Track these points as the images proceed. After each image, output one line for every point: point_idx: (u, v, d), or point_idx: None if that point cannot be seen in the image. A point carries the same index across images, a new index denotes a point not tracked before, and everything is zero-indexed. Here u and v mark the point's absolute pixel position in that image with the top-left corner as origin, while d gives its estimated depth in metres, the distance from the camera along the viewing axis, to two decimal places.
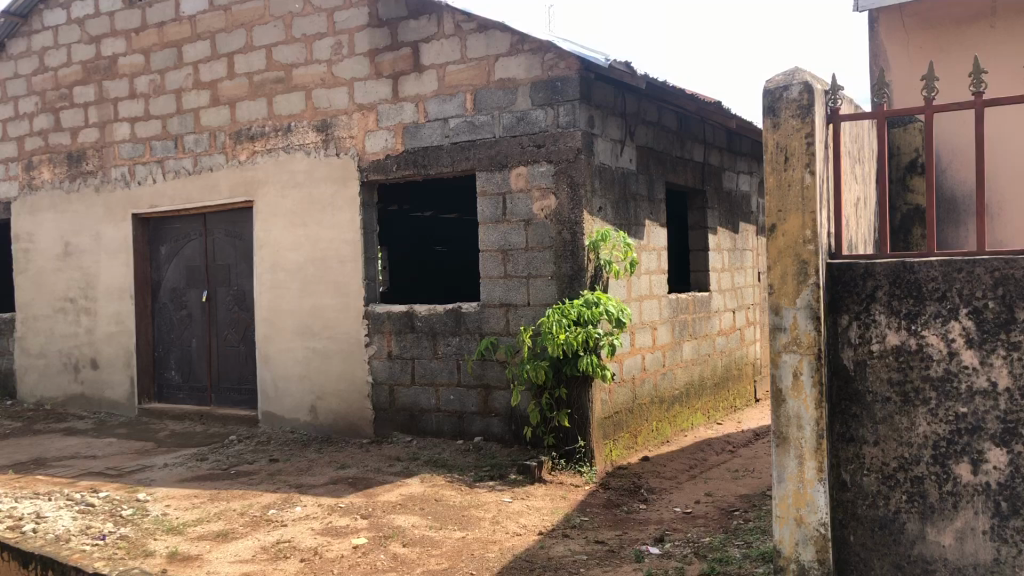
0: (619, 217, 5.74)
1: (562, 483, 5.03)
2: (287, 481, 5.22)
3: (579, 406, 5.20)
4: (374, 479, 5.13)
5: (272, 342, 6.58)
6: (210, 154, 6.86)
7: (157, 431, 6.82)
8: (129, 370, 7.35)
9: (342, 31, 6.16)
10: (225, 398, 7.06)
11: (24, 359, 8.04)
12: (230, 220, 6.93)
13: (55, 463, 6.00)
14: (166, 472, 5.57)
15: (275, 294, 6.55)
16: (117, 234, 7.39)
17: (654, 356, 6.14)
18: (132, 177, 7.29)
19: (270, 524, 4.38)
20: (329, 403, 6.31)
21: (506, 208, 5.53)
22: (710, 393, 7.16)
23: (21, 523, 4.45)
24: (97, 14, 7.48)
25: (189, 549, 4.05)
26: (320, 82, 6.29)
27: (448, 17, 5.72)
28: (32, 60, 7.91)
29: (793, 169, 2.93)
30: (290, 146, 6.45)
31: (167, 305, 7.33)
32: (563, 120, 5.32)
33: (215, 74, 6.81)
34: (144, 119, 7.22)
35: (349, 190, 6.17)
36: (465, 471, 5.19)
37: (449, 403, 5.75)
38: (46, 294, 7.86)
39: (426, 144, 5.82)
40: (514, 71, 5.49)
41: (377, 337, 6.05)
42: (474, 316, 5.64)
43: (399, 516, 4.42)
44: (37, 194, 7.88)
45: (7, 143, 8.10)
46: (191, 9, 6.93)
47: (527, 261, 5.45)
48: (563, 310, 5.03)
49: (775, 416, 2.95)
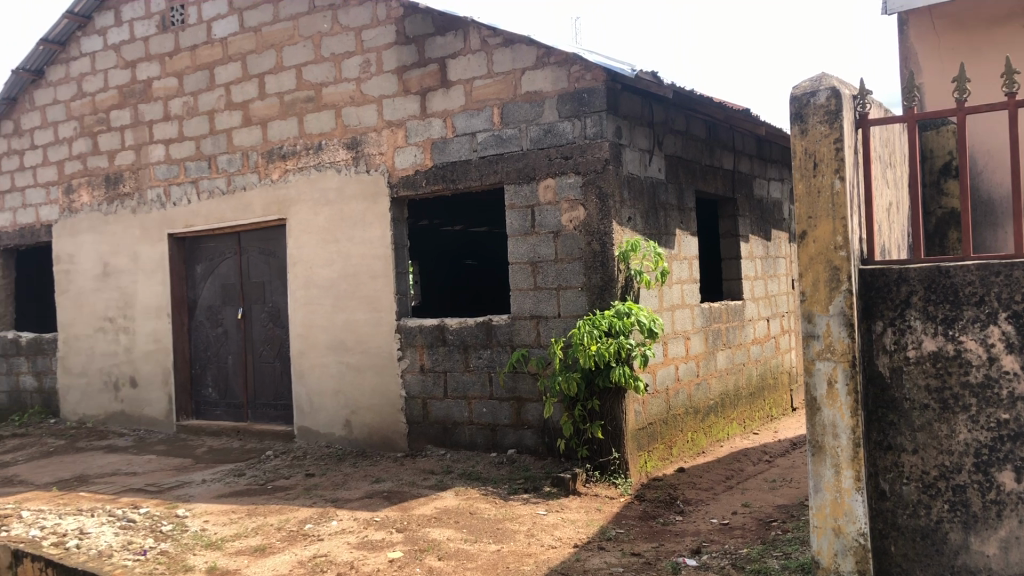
0: (648, 227, 5.72)
1: (596, 496, 5.00)
2: (323, 495, 5.25)
3: (612, 417, 5.18)
4: (409, 493, 5.14)
5: (306, 358, 6.65)
6: (243, 174, 6.97)
7: (196, 448, 6.91)
8: (167, 387, 7.47)
9: (370, 49, 6.24)
10: (261, 414, 7.13)
11: (66, 378, 8.20)
12: (263, 238, 7.03)
13: (97, 480, 6.11)
14: (204, 488, 5.64)
15: (308, 310, 6.62)
16: (153, 254, 7.53)
17: (687, 366, 6.11)
18: (167, 198, 7.43)
19: (307, 539, 4.42)
20: (363, 417, 6.35)
21: (534, 220, 5.55)
22: (746, 402, 7.09)
23: (64, 539, 4.54)
24: (133, 39, 7.67)
25: (228, 564, 4.09)
26: (349, 100, 6.37)
27: (474, 33, 5.76)
28: (70, 86, 8.11)
29: (822, 175, 2.91)
30: (321, 164, 6.53)
31: (203, 323, 7.44)
32: (590, 131, 5.32)
33: (247, 95, 6.93)
34: (179, 141, 7.36)
35: (380, 206, 6.23)
36: (499, 484, 5.20)
37: (481, 415, 5.77)
38: (86, 314, 8.02)
39: (454, 158, 5.86)
40: (540, 83, 5.52)
41: (409, 351, 6.09)
42: (504, 328, 5.65)
43: (434, 530, 4.43)
44: (76, 216, 8.06)
45: (47, 167, 8.29)
46: (223, 32, 7.07)
47: (557, 273, 5.45)
48: (594, 321, 5.01)
49: (810, 425, 2.92)
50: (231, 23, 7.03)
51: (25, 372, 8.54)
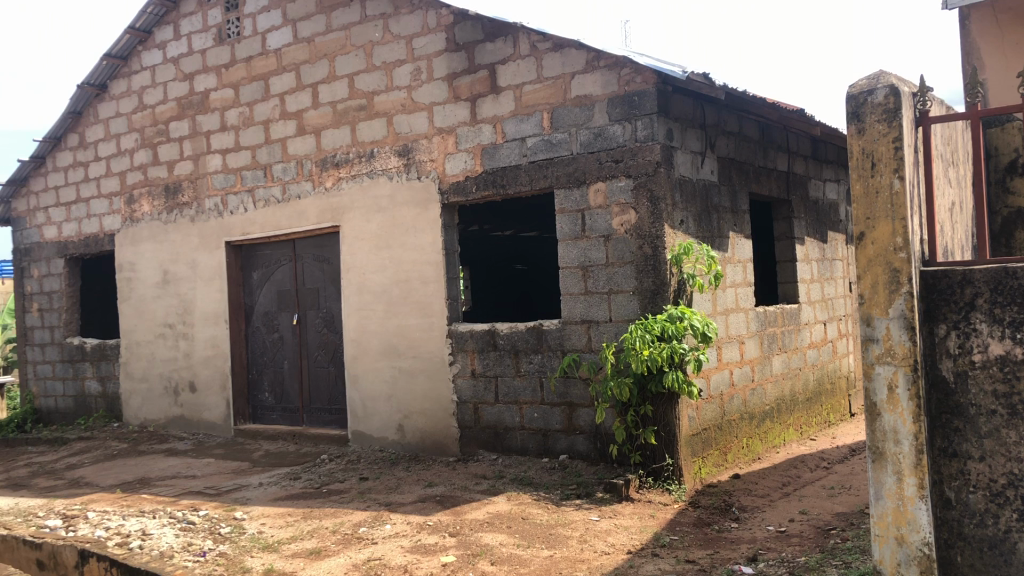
0: (701, 230, 5.66)
1: (649, 502, 4.95)
2: (377, 499, 5.30)
3: (665, 423, 5.13)
4: (461, 497, 5.16)
5: (360, 362, 6.73)
6: (298, 182, 7.09)
7: (253, 451, 7.04)
8: (226, 392, 7.63)
9: (421, 57, 6.30)
10: (316, 418, 7.24)
11: (129, 383, 8.44)
12: (318, 245, 7.13)
13: (158, 482, 6.26)
14: (261, 491, 5.74)
15: (362, 316, 6.70)
16: (212, 261, 7.70)
17: (742, 371, 6.02)
18: (224, 206, 7.60)
19: (361, 542, 4.46)
20: (416, 422, 6.40)
21: (585, 224, 5.53)
22: (803, 408, 6.96)
23: (128, 540, 4.67)
24: (191, 52, 7.87)
25: (284, 566, 4.16)
26: (400, 108, 6.44)
27: (524, 39, 5.77)
28: (132, 99, 8.35)
29: (881, 175, 2.84)
30: (373, 171, 6.61)
31: (260, 328, 7.58)
32: (641, 134, 5.29)
33: (301, 105, 7.05)
34: (235, 150, 7.51)
35: (431, 212, 6.28)
36: (551, 489, 5.18)
37: (533, 420, 5.76)
38: (147, 320, 8.24)
39: (505, 164, 5.88)
40: (590, 87, 5.50)
41: (461, 355, 6.12)
42: (555, 333, 5.65)
43: (486, 534, 4.44)
44: (137, 225, 8.29)
45: (110, 178, 8.55)
46: (277, 43, 7.21)
47: (609, 277, 5.43)
48: (646, 325, 4.97)
49: (869, 431, 2.86)
50: (285, 34, 7.16)
51: (89, 377, 8.81)
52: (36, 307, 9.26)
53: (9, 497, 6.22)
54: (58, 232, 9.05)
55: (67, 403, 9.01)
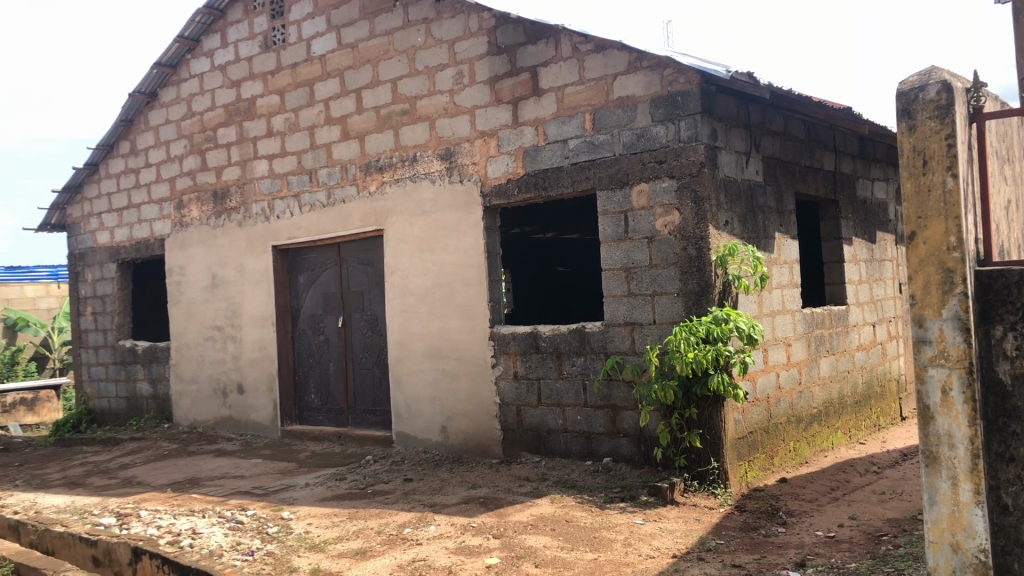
0: (746, 231, 5.59)
1: (694, 506, 4.90)
2: (421, 500, 5.33)
3: (710, 426, 5.08)
4: (504, 499, 5.16)
5: (403, 364, 6.78)
6: (342, 186, 7.17)
7: (299, 452, 7.13)
8: (273, 393, 7.75)
9: (463, 61, 6.33)
10: (361, 420, 7.30)
11: (179, 384, 8.61)
12: (362, 249, 7.21)
13: (207, 482, 6.38)
14: (308, 491, 5.81)
15: (405, 318, 6.75)
16: (259, 265, 7.83)
17: (789, 373, 5.94)
18: (271, 211, 7.71)
19: (406, 543, 4.49)
20: (459, 424, 6.42)
21: (628, 225, 5.50)
22: (852, 411, 6.83)
23: (179, 538, 4.76)
24: (238, 60, 8.02)
25: (331, 566, 4.20)
26: (443, 112, 6.48)
27: (566, 41, 5.77)
28: (181, 107, 8.53)
29: (933, 173, 2.78)
30: (416, 175, 6.65)
31: (306, 331, 7.68)
32: (684, 134, 5.25)
33: (345, 110, 7.13)
34: (281, 156, 7.62)
35: (473, 215, 6.30)
36: (595, 491, 5.16)
37: (576, 423, 5.75)
38: (196, 323, 8.40)
39: (547, 166, 5.88)
40: (633, 88, 5.48)
41: (503, 358, 6.13)
42: (598, 336, 5.63)
43: (530, 536, 4.43)
44: (187, 230, 8.46)
45: (160, 185, 8.74)
46: (321, 49, 7.31)
47: (652, 278, 5.39)
48: (691, 328, 4.93)
49: (922, 435, 2.80)
50: (330, 40, 7.25)
51: (141, 379, 9.01)
52: (90, 310, 9.50)
53: (65, 495, 6.38)
54: (111, 238, 9.27)
55: (120, 404, 9.23)
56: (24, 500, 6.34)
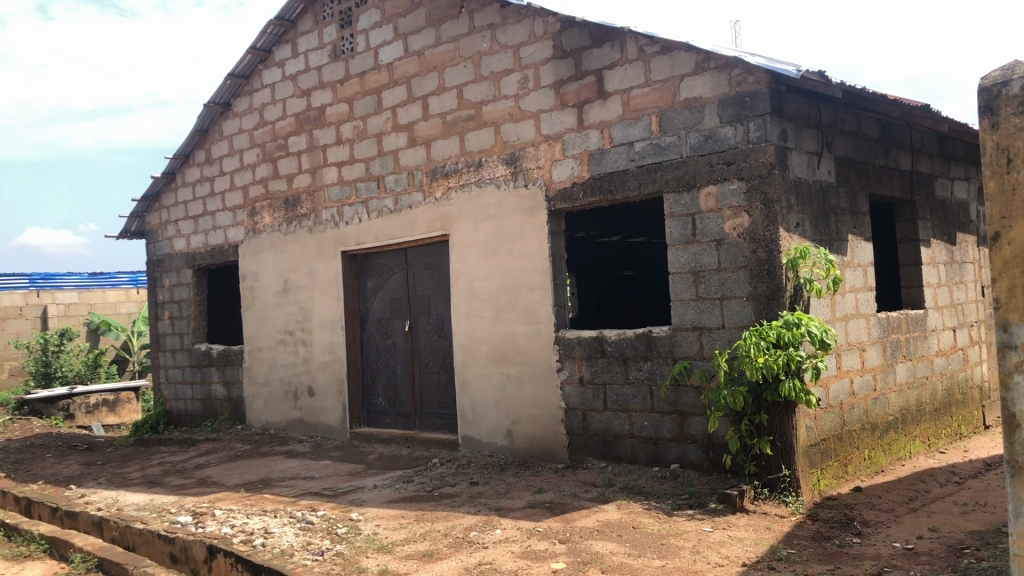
0: (818, 233, 5.46)
1: (765, 514, 4.79)
2: (487, 503, 5.35)
3: (781, 433, 4.97)
4: (570, 504, 5.14)
5: (469, 368, 6.83)
6: (409, 193, 7.26)
7: (367, 454, 7.24)
8: (342, 396, 7.88)
9: (528, 65, 6.35)
10: (427, 423, 7.37)
11: (251, 387, 8.83)
12: (429, 254, 7.28)
13: (279, 483, 6.52)
14: (376, 493, 5.89)
15: (471, 322, 6.79)
16: (328, 270, 7.98)
17: (864, 379, 5.77)
18: (340, 217, 7.86)
19: (472, 546, 4.51)
20: (525, 428, 6.42)
21: (696, 228, 5.43)
22: (931, 419, 6.60)
23: (252, 537, 4.88)
24: (308, 69, 8.20)
25: (398, 567, 4.24)
26: (508, 117, 6.50)
27: (632, 43, 5.73)
28: (254, 116, 8.76)
29: (1018, 172, 2.66)
30: (481, 180, 6.69)
31: (374, 335, 7.79)
32: (754, 135, 5.15)
33: (412, 117, 7.22)
34: (350, 163, 7.76)
35: (538, 219, 6.30)
36: (663, 498, 5.10)
37: (643, 429, 5.70)
38: (268, 327, 8.60)
39: (613, 169, 5.85)
40: (700, 89, 5.41)
41: (568, 362, 6.11)
42: (666, 340, 5.57)
43: (596, 542, 4.41)
44: (259, 236, 8.68)
45: (234, 193, 8.99)
46: (389, 57, 7.42)
47: (721, 282, 5.31)
48: (761, 333, 4.82)
49: (1007, 443, 2.68)
50: (397, 48, 7.36)
51: (216, 381, 9.27)
52: (167, 314, 9.82)
53: (144, 494, 6.61)
54: (187, 244, 9.57)
55: (195, 406, 9.51)
56: (107, 497, 6.58)
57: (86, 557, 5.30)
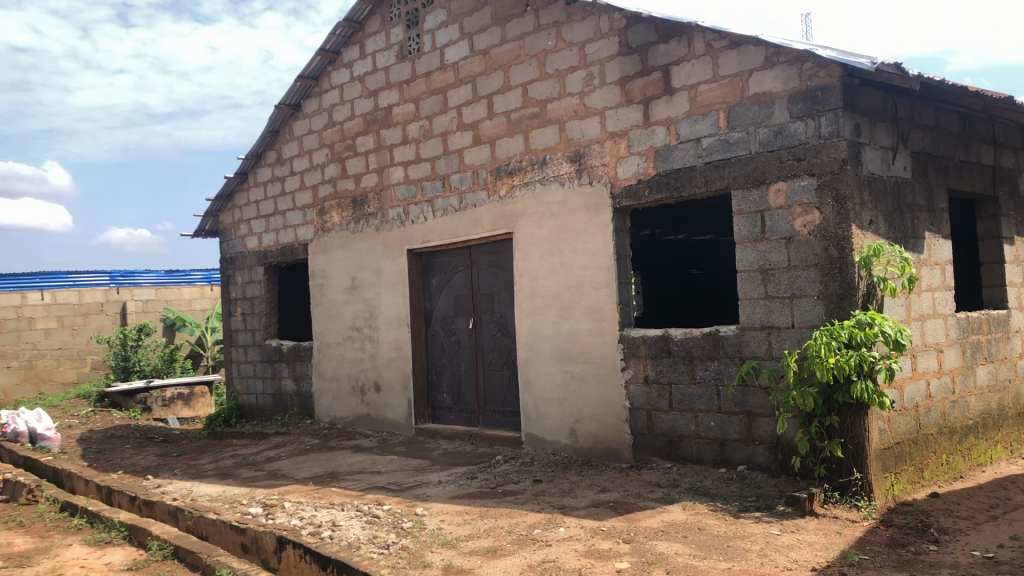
0: (893, 230, 5.30)
1: (836, 518, 4.67)
2: (551, 501, 5.35)
3: (853, 435, 4.83)
4: (635, 504, 5.10)
5: (533, 366, 6.83)
6: (474, 191, 7.30)
7: (432, 450, 7.31)
8: (408, 392, 7.99)
9: (593, 62, 6.32)
10: (491, 420, 7.40)
11: (320, 382, 9.01)
12: (493, 252, 7.31)
13: (346, 477, 6.63)
14: (441, 489, 5.95)
15: (535, 320, 6.80)
16: (394, 268, 8.09)
17: (941, 382, 5.58)
18: (406, 216, 7.95)
19: (537, 543, 4.51)
20: (589, 426, 6.40)
21: (765, 225, 5.34)
22: (1013, 424, 6.34)
23: (320, 530, 4.99)
24: (375, 70, 8.32)
25: (462, 563, 4.27)
26: (573, 114, 6.48)
27: (699, 37, 5.65)
28: (323, 117, 8.94)
29: None
30: (546, 178, 6.69)
31: (439, 332, 7.87)
32: (825, 130, 5.03)
33: (477, 116, 7.27)
34: (416, 162, 7.85)
35: (602, 217, 6.27)
36: (730, 500, 5.02)
37: (709, 429, 5.62)
38: (337, 324, 8.77)
39: (679, 166, 5.78)
40: (769, 84, 5.30)
41: (633, 361, 6.06)
42: (733, 340, 5.49)
43: (661, 543, 4.36)
44: (328, 235, 8.85)
45: (304, 192, 9.18)
46: (454, 56, 7.48)
47: (791, 281, 5.20)
48: (832, 332, 4.70)
49: None
50: (463, 48, 7.40)
51: (286, 376, 9.48)
52: (239, 311, 10.09)
53: (217, 485, 6.80)
54: (259, 242, 9.82)
55: (266, 400, 9.75)
56: (182, 488, 6.80)
57: (162, 545, 5.48)
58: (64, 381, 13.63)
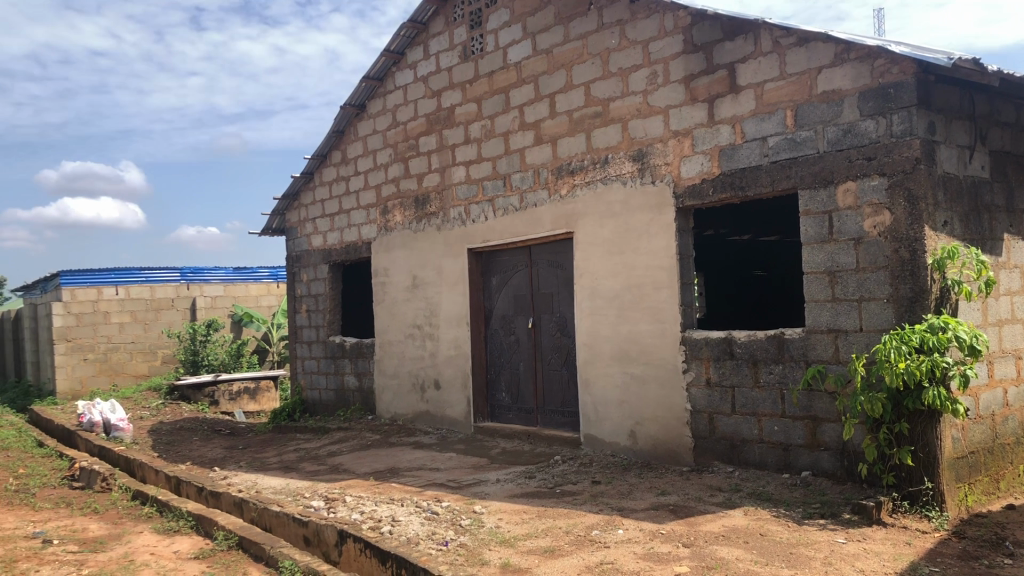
0: (968, 232, 5.12)
1: (905, 528, 4.52)
2: (609, 503, 5.32)
3: (924, 443, 4.68)
4: (695, 508, 5.04)
5: (592, 367, 6.80)
6: (535, 190, 7.30)
7: (491, 448, 7.33)
8: (467, 390, 8.04)
9: (657, 60, 6.25)
10: (550, 419, 7.39)
11: (381, 379, 9.13)
12: (553, 251, 7.30)
13: (406, 473, 6.71)
14: (499, 487, 5.97)
15: (594, 321, 6.77)
16: (455, 267, 8.15)
17: (1019, 390, 5.37)
18: (467, 215, 8.00)
19: (595, 545, 4.49)
20: (648, 428, 6.34)
21: (833, 226, 5.21)
22: None
23: (379, 525, 5.05)
24: (439, 71, 8.39)
25: (520, 562, 4.28)
26: (636, 113, 6.43)
27: (767, 35, 5.55)
28: (387, 117, 9.05)
29: None
30: (608, 177, 6.65)
31: (498, 331, 7.89)
32: (897, 128, 4.89)
33: (539, 115, 7.27)
34: (478, 162, 7.89)
35: (665, 216, 6.20)
36: (793, 506, 4.91)
37: (773, 434, 5.52)
38: (398, 321, 8.87)
39: (744, 165, 5.69)
40: (839, 81, 5.17)
41: (695, 363, 5.99)
42: (799, 343, 5.37)
43: (722, 547, 4.30)
44: (391, 234, 8.96)
45: (368, 192, 9.32)
46: (517, 56, 7.48)
47: (859, 283, 5.07)
48: (902, 337, 4.57)
49: None
50: (526, 47, 7.41)
51: (348, 372, 9.64)
52: (304, 307, 10.29)
53: (281, 478, 6.95)
54: (324, 241, 10.00)
55: (329, 395, 9.93)
56: (247, 480, 6.97)
57: (228, 535, 5.62)
58: (136, 373, 14.11)
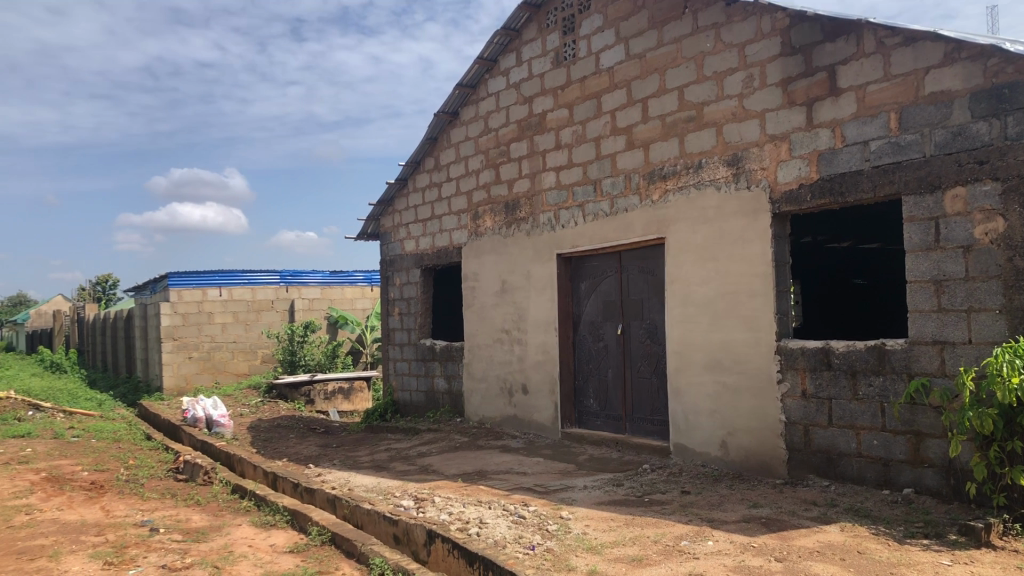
0: None
1: (1016, 551, 4.20)
2: (699, 514, 5.22)
3: None
4: (789, 522, 4.90)
5: (682, 375, 6.71)
6: (626, 196, 7.26)
7: (578, 455, 7.31)
8: (555, 395, 8.04)
9: (754, 64, 6.13)
10: (639, 427, 7.32)
11: (470, 382, 9.24)
12: (644, 257, 7.23)
13: (493, 476, 6.76)
14: (586, 494, 5.94)
15: (685, 328, 6.67)
16: (545, 272, 8.17)
17: None
18: (557, 220, 8.01)
19: (683, 555, 4.42)
20: (740, 439, 6.21)
21: (939, 234, 4.99)
22: None
23: (467, 526, 5.10)
24: (531, 77, 8.45)
25: (607, 569, 4.26)
26: (731, 117, 6.32)
27: (870, 35, 5.36)
28: (479, 124, 9.16)
29: None
30: (701, 182, 6.56)
31: (587, 338, 7.87)
32: (1012, 130, 4.65)
33: (631, 119, 7.23)
34: (569, 167, 7.90)
35: (760, 222, 6.06)
36: (893, 524, 4.72)
37: (871, 448, 5.33)
38: (487, 326, 8.95)
39: (844, 170, 5.52)
40: (948, 82, 4.95)
41: (790, 373, 5.83)
42: (900, 354, 5.16)
43: (816, 563, 4.17)
44: (481, 239, 9.06)
45: (459, 197, 9.45)
46: (610, 61, 7.46)
47: (967, 293, 4.85)
48: (1015, 350, 4.32)
49: None
50: (618, 52, 7.38)
51: (438, 375, 9.78)
52: (397, 310, 10.51)
53: (372, 477, 7.12)
54: (416, 245, 10.19)
55: (419, 397, 10.10)
56: (340, 478, 7.15)
57: (321, 531, 5.79)
58: (237, 372, 14.68)
